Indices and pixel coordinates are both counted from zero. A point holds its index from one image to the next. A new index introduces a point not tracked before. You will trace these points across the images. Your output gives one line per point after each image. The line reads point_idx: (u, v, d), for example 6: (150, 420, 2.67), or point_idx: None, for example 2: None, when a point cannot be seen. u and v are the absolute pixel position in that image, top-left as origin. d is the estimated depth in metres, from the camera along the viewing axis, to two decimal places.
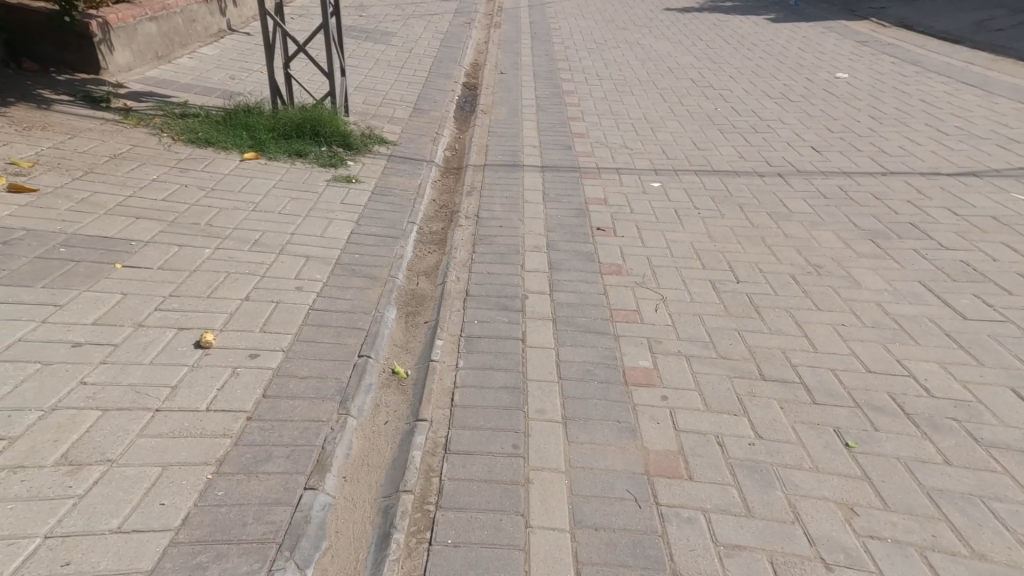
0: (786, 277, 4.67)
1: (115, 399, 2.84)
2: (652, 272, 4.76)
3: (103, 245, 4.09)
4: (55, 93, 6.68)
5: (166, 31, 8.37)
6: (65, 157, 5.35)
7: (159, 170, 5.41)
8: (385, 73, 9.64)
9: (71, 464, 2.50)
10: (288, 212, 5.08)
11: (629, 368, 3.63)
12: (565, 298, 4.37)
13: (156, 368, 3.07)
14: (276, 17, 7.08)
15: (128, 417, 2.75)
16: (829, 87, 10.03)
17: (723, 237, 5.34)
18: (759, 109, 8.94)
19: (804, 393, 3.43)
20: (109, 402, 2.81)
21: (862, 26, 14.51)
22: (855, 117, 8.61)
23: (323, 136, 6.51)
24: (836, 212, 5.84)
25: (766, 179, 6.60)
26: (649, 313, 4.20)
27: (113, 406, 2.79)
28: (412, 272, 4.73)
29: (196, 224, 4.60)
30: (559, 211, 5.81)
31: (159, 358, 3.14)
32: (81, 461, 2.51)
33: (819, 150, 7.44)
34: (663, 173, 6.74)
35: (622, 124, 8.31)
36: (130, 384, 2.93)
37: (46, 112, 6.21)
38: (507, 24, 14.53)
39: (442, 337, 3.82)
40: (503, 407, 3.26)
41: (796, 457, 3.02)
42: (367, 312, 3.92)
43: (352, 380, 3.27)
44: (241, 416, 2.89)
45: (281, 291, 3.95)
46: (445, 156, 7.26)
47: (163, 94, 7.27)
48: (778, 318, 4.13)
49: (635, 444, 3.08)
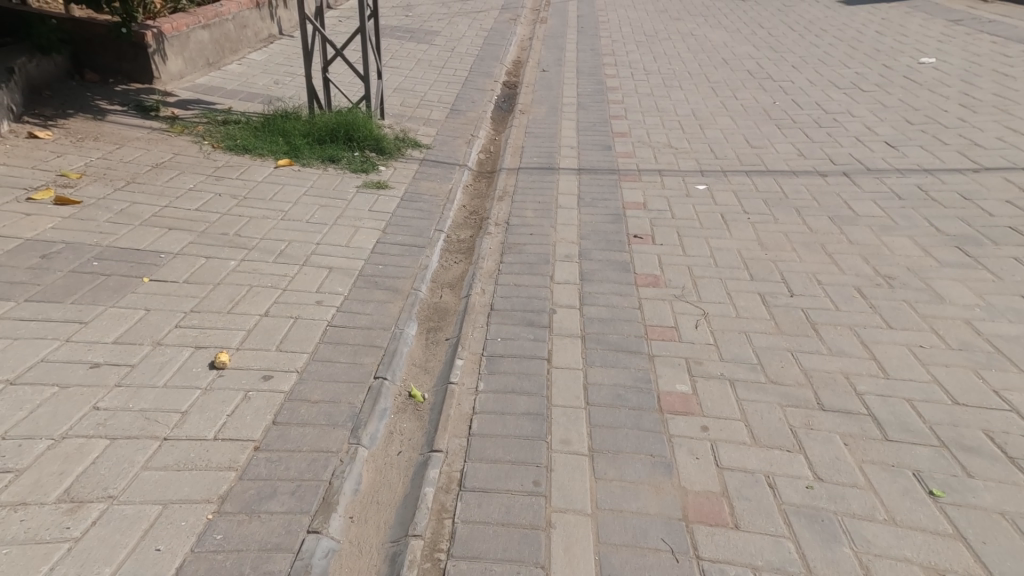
0: (850, 291, 4.20)
1: (124, 426, 2.77)
2: (693, 283, 4.40)
3: (132, 258, 4.09)
4: (110, 103, 6.91)
5: (218, 38, 8.58)
6: (109, 167, 5.49)
7: (195, 179, 5.45)
8: (425, 74, 9.53)
9: (72, 501, 2.43)
10: (316, 221, 5.00)
11: (665, 393, 3.28)
12: (597, 313, 4.06)
13: (169, 392, 2.98)
14: (316, 21, 7.04)
15: (134, 447, 2.67)
16: (909, 74, 9.11)
17: (777, 245, 4.87)
18: (823, 100, 8.23)
19: (873, 426, 2.95)
20: (118, 431, 2.74)
21: (955, 4, 13.23)
22: (940, 107, 7.77)
23: (355, 141, 6.43)
24: (914, 215, 5.21)
25: (830, 178, 6.00)
26: (689, 331, 3.84)
27: (121, 435, 2.72)
28: (436, 283, 4.54)
29: (225, 235, 4.56)
30: (594, 216, 5.47)
31: (173, 381, 3.06)
32: (82, 498, 2.44)
33: (894, 144, 6.72)
34: (711, 173, 6.27)
35: (669, 121, 7.83)
36: (141, 410, 2.86)
37: (99, 123, 6.44)
38: (554, 19, 14.13)
39: (463, 357, 3.62)
40: (523, 437, 3.00)
41: (866, 506, 2.57)
42: (386, 328, 3.76)
43: (366, 405, 3.12)
44: (248, 445, 2.76)
45: (302, 305, 3.84)
46: (478, 160, 7.04)
47: (209, 102, 7.42)
48: (838, 336, 3.70)
49: (671, 483, 2.72)
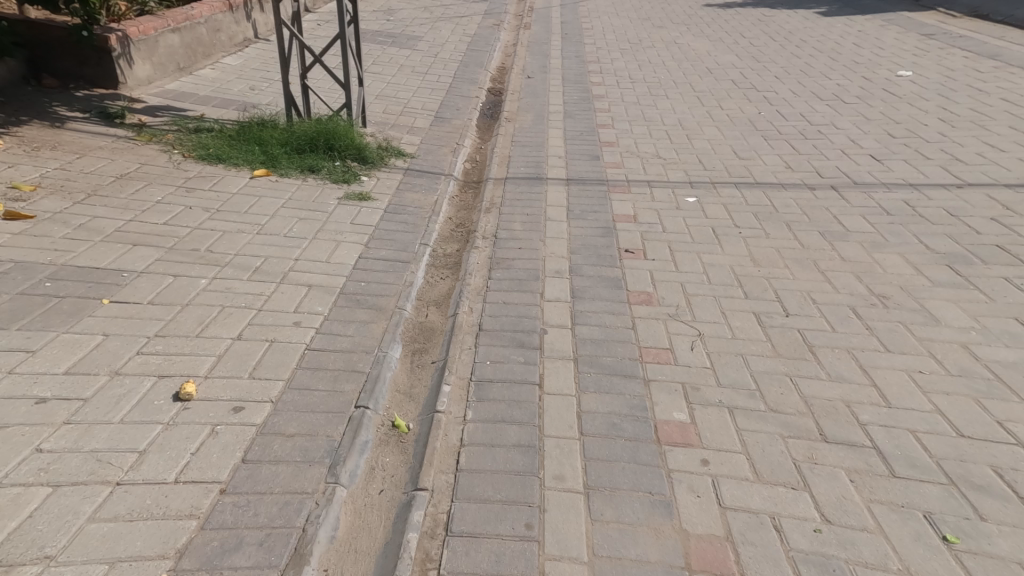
0: (846, 310, 4.13)
1: (70, 471, 2.52)
2: (686, 301, 4.28)
3: (91, 277, 3.81)
4: (71, 110, 6.57)
5: (189, 41, 8.27)
6: (69, 177, 5.18)
7: (164, 190, 5.18)
8: (408, 80, 9.34)
9: (2, 564, 2.18)
10: (294, 235, 4.76)
11: (662, 423, 3.15)
12: (589, 334, 3.91)
13: (125, 429, 2.74)
14: (293, 27, 6.81)
15: (81, 495, 2.43)
16: (888, 87, 9.20)
17: (768, 261, 4.79)
18: (807, 112, 8.26)
19: (879, 461, 2.84)
20: (62, 476, 2.50)
21: (927, 17, 13.53)
22: (920, 120, 7.85)
23: (337, 150, 6.22)
24: (903, 232, 5.18)
25: (818, 193, 5.95)
26: (684, 354, 3.72)
27: (66, 482, 2.48)
28: (422, 301, 4.35)
29: (195, 250, 4.31)
30: (584, 229, 5.33)
31: (131, 416, 2.81)
32: (14, 560, 2.19)
33: (878, 157, 6.73)
34: (700, 186, 6.17)
35: (656, 131, 7.75)
36: (91, 452, 2.61)
37: (58, 130, 6.11)
38: (537, 25, 14.05)
39: (450, 383, 3.44)
40: (514, 473, 2.83)
41: (877, 553, 2.44)
42: (368, 352, 3.56)
43: (346, 439, 2.91)
44: (213, 488, 2.54)
45: (277, 327, 3.62)
46: (464, 169, 6.87)
47: (180, 108, 7.13)
48: (837, 360, 3.61)
49: (672, 525, 2.57)
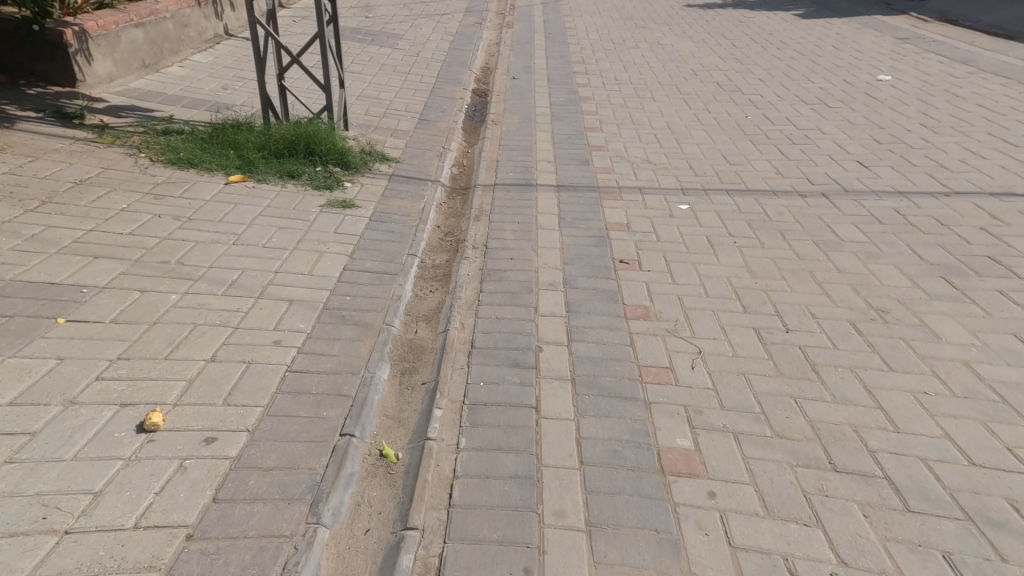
0: (846, 325, 4.04)
1: (11, 519, 2.27)
2: (685, 316, 4.14)
3: (46, 293, 3.53)
4: (23, 109, 6.24)
5: (155, 37, 7.95)
6: (23, 183, 4.87)
7: (130, 197, 4.88)
8: (389, 80, 9.09)
9: None
10: (273, 245, 4.52)
11: (665, 450, 3.05)
12: (586, 352, 3.76)
13: (79, 468, 2.49)
14: (268, 26, 6.54)
15: (23, 547, 2.18)
16: (870, 91, 9.22)
17: (764, 272, 4.68)
18: (793, 116, 8.21)
19: (892, 494, 2.79)
20: (3, 525, 2.25)
21: (903, 21, 13.68)
22: (904, 125, 7.85)
23: (318, 154, 5.98)
24: (896, 241, 5.12)
25: (809, 200, 5.86)
26: (684, 373, 3.61)
27: (5, 532, 2.23)
28: (410, 316, 4.14)
29: (165, 263, 4.04)
30: (577, 238, 5.17)
31: (86, 452, 2.56)
32: None
33: (866, 163, 6.69)
34: (691, 192, 6.05)
35: (644, 135, 7.63)
36: (37, 495, 2.36)
37: (9, 131, 5.77)
38: (520, 23, 13.86)
39: (441, 406, 3.25)
40: (512, 509, 2.67)
41: None
42: (354, 373, 3.35)
43: (329, 471, 2.70)
44: (180, 533, 2.31)
45: (255, 347, 3.38)
46: (451, 174, 6.67)
47: (146, 108, 6.83)
48: (841, 380, 3.52)
49: (679, 568, 2.46)
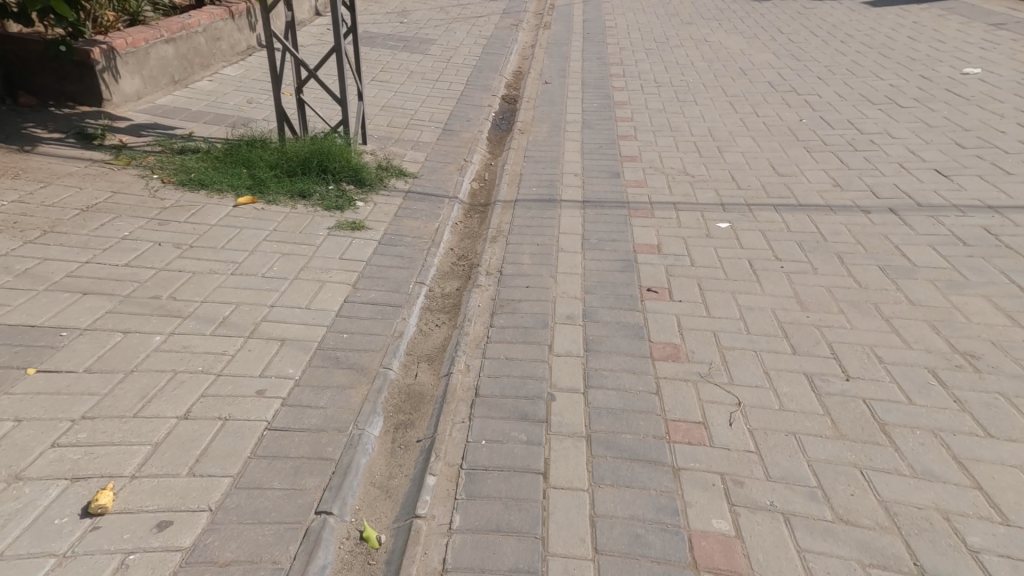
0: (924, 373, 3.36)
1: None
2: (722, 358, 3.55)
3: (23, 338, 3.32)
4: (47, 131, 6.26)
5: (185, 52, 7.93)
6: (30, 211, 4.78)
7: (134, 224, 4.71)
8: (416, 88, 8.77)
9: None
10: (272, 274, 4.22)
11: (699, 537, 2.53)
12: (606, 402, 3.25)
13: (8, 567, 2.21)
14: (286, 40, 6.31)
15: None
16: (953, 87, 8.22)
17: (818, 303, 4.02)
18: (857, 118, 7.38)
19: None
20: None
21: (994, 6, 12.33)
22: (997, 126, 6.90)
23: (331, 172, 5.68)
24: (986, 267, 4.34)
25: (874, 216, 5.12)
26: (721, 431, 3.04)
27: None
28: (412, 355, 3.73)
29: (156, 298, 3.79)
30: (602, 261, 4.65)
31: (20, 545, 2.28)
32: None
33: (946, 172, 5.85)
34: (733, 208, 5.40)
35: (682, 142, 7.00)
36: None
37: (29, 154, 5.76)
38: (558, 24, 13.33)
39: (436, 474, 2.81)
40: None
41: None
42: (341, 430, 2.96)
43: (297, 565, 2.33)
44: None
45: (236, 399, 3.05)
46: (471, 189, 6.26)
47: (167, 127, 6.75)
48: (922, 449, 2.91)
49: None
